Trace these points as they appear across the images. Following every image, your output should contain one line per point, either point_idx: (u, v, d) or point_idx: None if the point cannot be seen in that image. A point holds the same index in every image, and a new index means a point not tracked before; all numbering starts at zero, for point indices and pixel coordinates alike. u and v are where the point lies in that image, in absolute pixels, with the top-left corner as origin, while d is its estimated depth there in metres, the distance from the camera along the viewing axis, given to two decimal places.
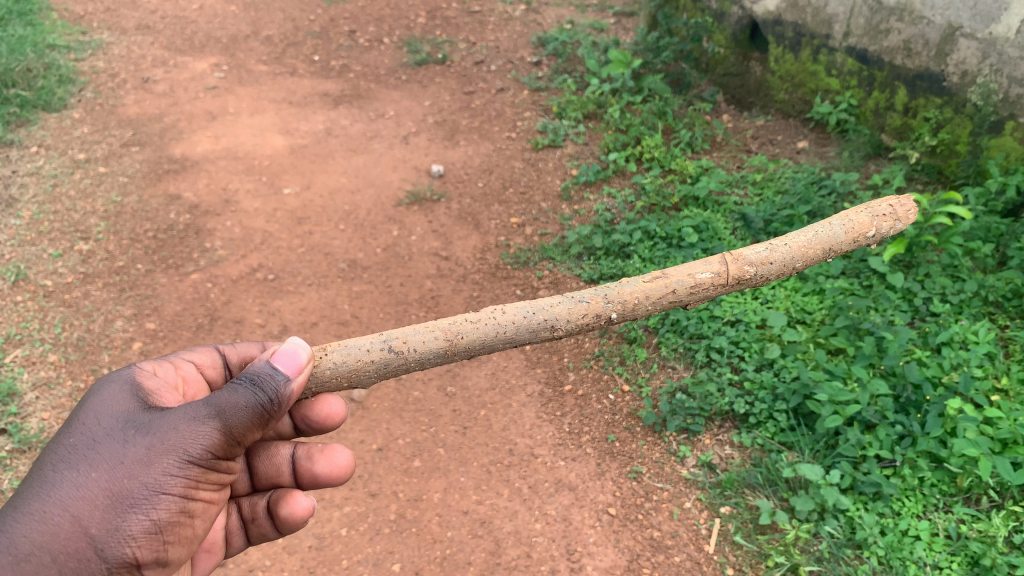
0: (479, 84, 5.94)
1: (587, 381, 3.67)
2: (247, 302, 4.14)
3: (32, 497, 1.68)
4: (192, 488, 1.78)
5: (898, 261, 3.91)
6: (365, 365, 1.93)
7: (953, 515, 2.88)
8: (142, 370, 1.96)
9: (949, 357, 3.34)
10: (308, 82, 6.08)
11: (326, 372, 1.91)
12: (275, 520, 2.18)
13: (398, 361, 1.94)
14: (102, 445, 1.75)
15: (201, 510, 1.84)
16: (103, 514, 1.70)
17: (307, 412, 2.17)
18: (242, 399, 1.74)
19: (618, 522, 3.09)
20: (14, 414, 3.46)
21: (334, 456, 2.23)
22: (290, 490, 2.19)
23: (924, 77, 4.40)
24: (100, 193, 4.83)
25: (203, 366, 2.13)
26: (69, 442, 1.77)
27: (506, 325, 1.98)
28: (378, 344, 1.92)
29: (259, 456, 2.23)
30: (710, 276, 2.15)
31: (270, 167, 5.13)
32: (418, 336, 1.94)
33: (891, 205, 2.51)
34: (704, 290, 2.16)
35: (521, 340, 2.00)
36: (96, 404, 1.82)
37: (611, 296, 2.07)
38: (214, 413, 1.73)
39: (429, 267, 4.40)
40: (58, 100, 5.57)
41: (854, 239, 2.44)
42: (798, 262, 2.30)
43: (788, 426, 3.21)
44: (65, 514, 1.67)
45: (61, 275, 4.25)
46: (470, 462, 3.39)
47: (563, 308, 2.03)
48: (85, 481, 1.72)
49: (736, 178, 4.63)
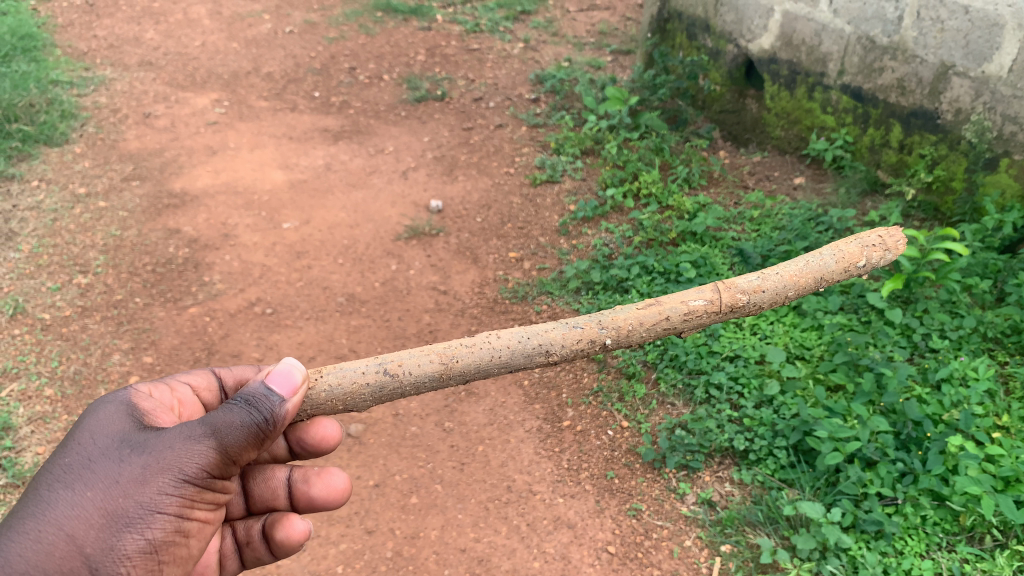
0: (477, 120, 5.99)
1: (586, 417, 3.65)
2: (245, 336, 4.13)
3: (26, 516, 1.65)
4: (187, 507, 1.76)
5: (896, 297, 3.90)
6: (360, 389, 1.92)
7: (956, 555, 2.84)
8: (138, 392, 1.95)
9: (949, 394, 3.33)
10: (308, 118, 6.13)
11: (321, 394, 1.90)
12: (270, 544, 2.14)
13: (393, 384, 1.94)
14: (97, 465, 1.73)
15: (195, 530, 1.82)
16: (98, 533, 1.66)
17: (302, 434, 2.17)
18: (237, 419, 1.74)
19: (617, 561, 3.05)
20: (8, 448, 3.44)
21: (331, 479, 2.21)
22: (286, 513, 2.16)
23: (919, 114, 4.45)
24: (99, 227, 4.84)
25: (199, 388, 2.12)
26: (63, 461, 1.74)
27: (501, 349, 1.99)
28: (373, 367, 1.93)
29: (255, 479, 2.20)
30: (703, 303, 2.20)
31: (270, 202, 5.15)
32: (412, 359, 1.96)
33: (880, 236, 2.56)
34: (698, 317, 2.20)
35: (517, 364, 2.02)
36: (91, 424, 1.81)
37: (605, 322, 2.10)
38: (209, 432, 1.73)
39: (427, 301, 4.41)
40: (60, 135, 5.61)
41: (845, 269, 2.49)
42: (790, 291, 2.36)
43: (788, 463, 3.19)
44: (59, 533, 1.64)
45: (59, 308, 4.24)
46: (468, 499, 3.36)
47: (557, 333, 2.04)
48: (80, 500, 1.68)
49: (734, 214, 4.65)
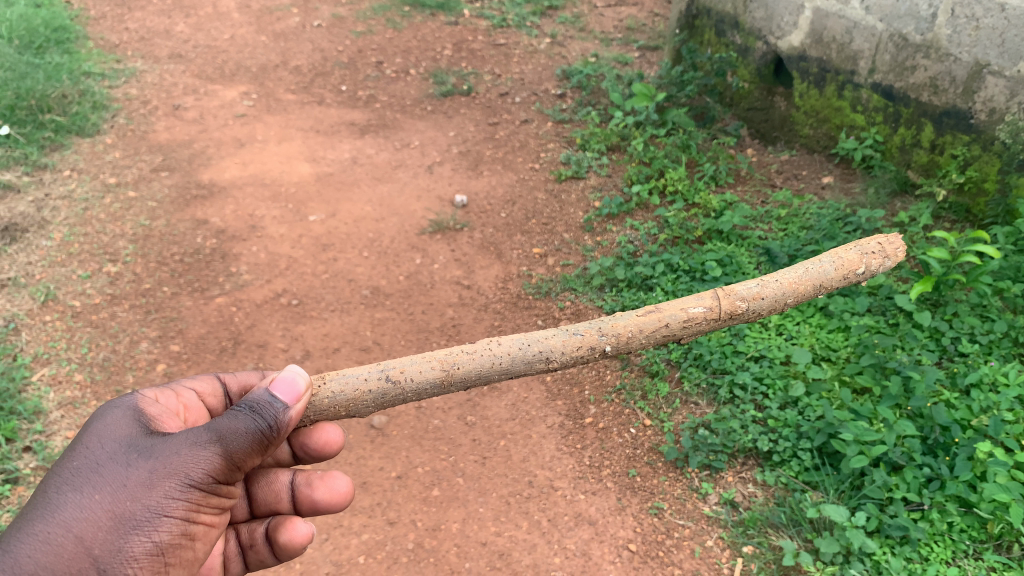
0: (503, 115, 5.99)
1: (608, 414, 3.64)
2: (271, 327, 4.16)
3: (36, 518, 1.67)
4: (193, 511, 1.78)
5: (925, 299, 3.86)
6: (363, 395, 1.95)
7: (983, 563, 2.81)
8: (144, 398, 1.96)
9: (977, 400, 3.28)
10: (335, 111, 6.16)
11: (324, 401, 1.93)
12: (274, 546, 2.16)
13: (396, 391, 1.97)
14: (105, 469, 1.75)
15: (201, 533, 1.84)
16: (106, 536, 1.69)
17: (306, 439, 2.20)
18: (242, 425, 1.76)
19: (638, 559, 3.05)
20: (39, 432, 3.49)
21: (334, 482, 2.23)
22: (289, 516, 2.19)
23: (951, 114, 4.39)
24: (129, 217, 4.90)
25: (204, 394, 2.15)
26: (72, 465, 1.77)
27: (501, 356, 2.01)
28: (376, 373, 1.96)
29: (258, 483, 2.22)
30: (702, 311, 2.21)
31: (296, 195, 5.19)
32: (414, 366, 1.98)
33: (879, 243, 2.57)
34: (696, 324, 2.21)
35: (517, 370, 2.03)
36: (99, 428, 1.83)
37: (605, 329, 2.10)
38: (215, 438, 1.74)
39: (451, 295, 4.41)
40: (92, 125, 5.68)
41: (844, 276, 2.49)
42: (788, 298, 2.38)
43: (812, 465, 3.16)
44: (67, 534, 1.66)
45: (88, 296, 4.30)
46: (489, 493, 3.36)
47: (557, 340, 2.05)
48: (88, 503, 1.71)
49: (761, 213, 4.61)
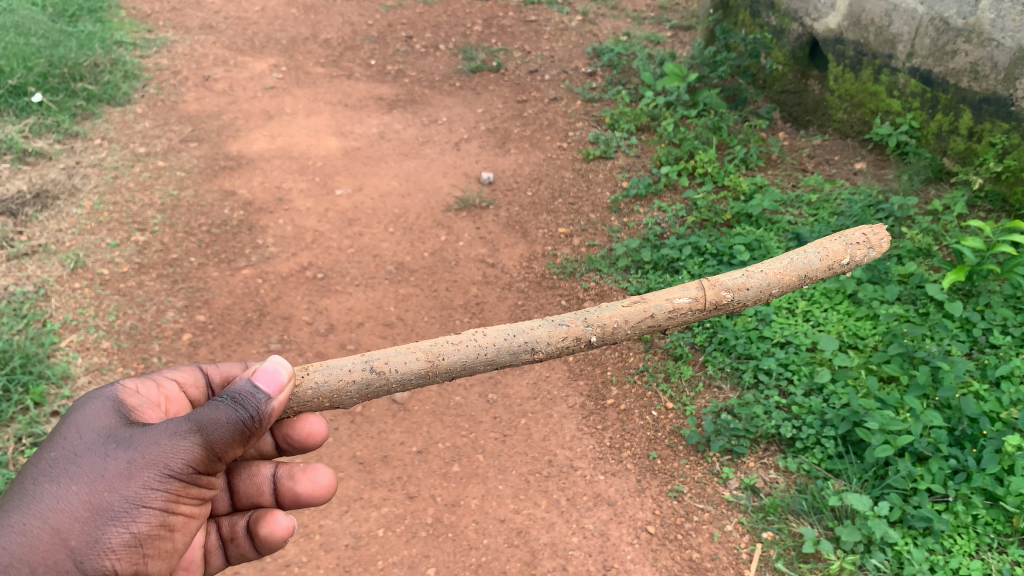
0: (532, 93, 5.95)
1: (630, 396, 3.63)
2: (296, 299, 4.18)
3: (13, 509, 1.69)
4: (173, 501, 1.78)
5: (957, 289, 3.79)
6: (346, 386, 1.92)
7: (1007, 556, 2.77)
8: (126, 388, 1.97)
9: (1008, 392, 3.23)
10: (363, 86, 6.15)
11: (307, 392, 1.89)
12: (254, 540, 2.16)
13: (380, 382, 1.94)
14: (83, 459, 1.76)
15: (180, 524, 1.83)
16: (83, 527, 1.69)
17: (289, 431, 2.18)
18: (223, 416, 1.74)
19: (656, 541, 3.04)
20: (67, 397, 3.54)
21: (315, 476, 2.21)
22: (270, 509, 2.18)
23: (991, 101, 4.28)
24: (158, 186, 4.93)
25: (186, 384, 2.14)
26: (50, 455, 1.78)
27: (487, 347, 1.98)
28: (360, 364, 1.92)
29: (240, 476, 2.22)
30: (687, 301, 2.16)
31: (324, 168, 5.19)
32: (398, 356, 1.95)
33: (865, 233, 2.48)
34: (682, 314, 2.17)
35: (503, 362, 2.00)
36: (78, 420, 1.84)
37: (591, 319, 2.08)
38: (194, 429, 1.74)
39: (475, 273, 4.41)
40: (123, 94, 5.71)
41: (828, 267, 2.41)
42: (773, 288, 2.31)
43: (836, 453, 3.14)
44: (43, 526, 1.67)
45: (117, 264, 4.34)
46: (509, 471, 3.37)
47: (542, 330, 2.02)
48: (65, 494, 1.72)
49: (791, 197, 4.54)
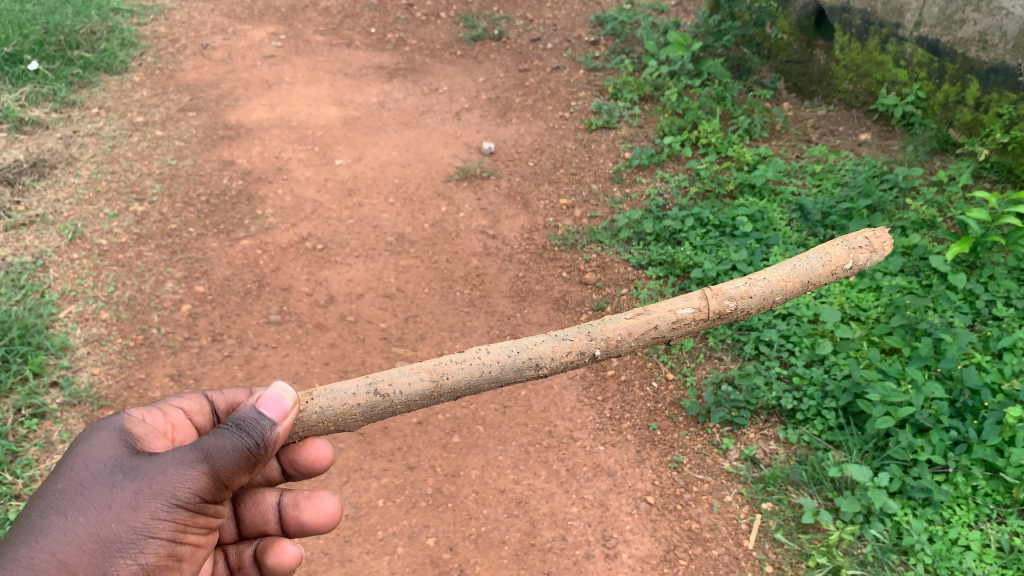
0: (534, 62, 5.88)
1: (630, 367, 3.63)
2: (296, 270, 4.16)
3: (19, 543, 1.63)
4: (180, 531, 1.74)
5: (961, 261, 3.76)
6: (351, 410, 1.89)
7: (1006, 527, 2.77)
8: (131, 417, 1.92)
9: (1010, 363, 3.21)
10: (363, 54, 6.08)
11: (312, 417, 1.87)
12: (262, 570, 2.11)
13: (385, 404, 1.91)
14: (90, 490, 1.71)
15: (188, 553, 1.80)
16: (91, 560, 1.64)
17: (293, 457, 2.11)
18: (229, 443, 1.71)
19: (655, 511, 3.03)
20: (66, 367, 3.53)
21: (320, 503, 2.14)
22: (278, 539, 2.13)
23: (999, 70, 4.22)
24: (156, 156, 4.89)
25: (192, 413, 2.08)
26: (56, 487, 1.72)
27: (490, 364, 1.94)
28: (363, 388, 1.89)
29: (245, 504, 2.16)
30: (690, 311, 2.13)
31: (323, 138, 5.15)
32: (402, 377, 1.91)
33: (867, 238, 2.46)
34: (685, 325, 2.13)
35: (508, 379, 1.97)
36: (83, 449, 1.79)
37: (594, 333, 2.04)
38: (202, 457, 1.70)
39: (476, 245, 4.37)
40: (120, 63, 5.65)
41: (831, 273, 2.37)
42: (777, 296, 2.27)
43: (836, 425, 3.14)
44: (51, 560, 1.61)
45: (115, 234, 4.31)
46: (509, 441, 3.36)
47: (546, 345, 1.99)
48: (72, 526, 1.66)
49: (794, 168, 4.51)
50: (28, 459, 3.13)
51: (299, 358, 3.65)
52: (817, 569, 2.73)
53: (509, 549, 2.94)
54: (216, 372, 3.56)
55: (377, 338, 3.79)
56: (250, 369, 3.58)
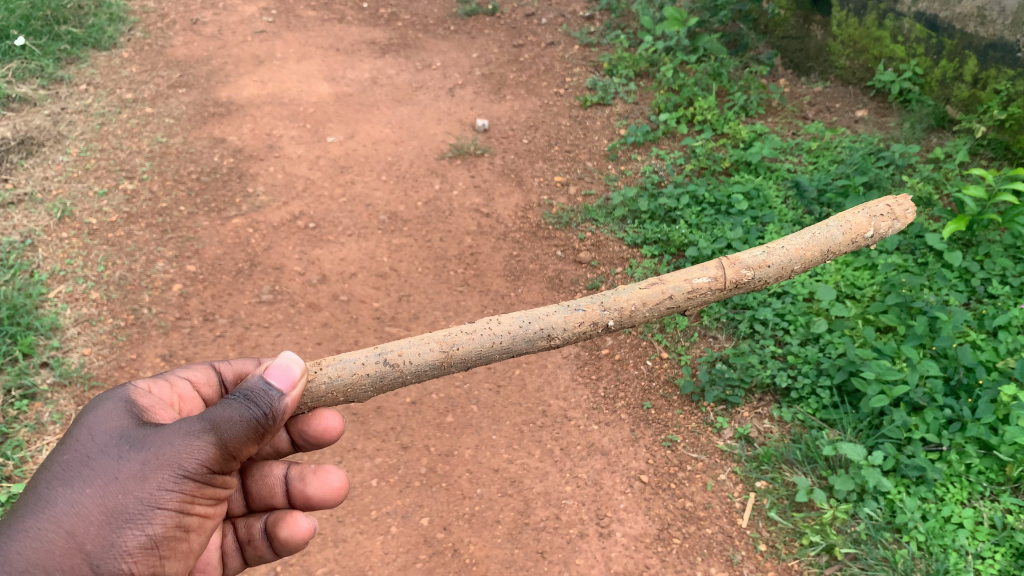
0: (528, 37, 5.81)
1: (624, 346, 3.62)
2: (287, 250, 4.12)
3: (26, 514, 1.62)
4: (188, 502, 1.72)
5: (957, 239, 3.75)
6: (361, 379, 1.88)
7: (999, 505, 2.78)
8: (137, 388, 1.90)
9: (1006, 341, 3.21)
10: (355, 29, 5.99)
11: (321, 386, 1.85)
12: (273, 542, 2.09)
13: (395, 374, 1.90)
14: (97, 462, 1.69)
15: (195, 524, 1.77)
16: (98, 530, 1.62)
17: (303, 427, 2.10)
18: (236, 413, 1.68)
19: (650, 490, 3.02)
20: (56, 348, 3.49)
21: (329, 476, 2.13)
22: (288, 511, 2.11)
23: (998, 46, 4.18)
24: (146, 133, 4.83)
25: (199, 383, 2.06)
26: (63, 459, 1.71)
27: (502, 335, 1.93)
28: (373, 357, 1.88)
29: (252, 477, 2.14)
30: (706, 281, 2.11)
31: (315, 115, 5.09)
32: (412, 348, 1.90)
33: (888, 205, 2.46)
34: (701, 295, 2.12)
35: (519, 349, 1.95)
36: (89, 421, 1.77)
37: (607, 303, 2.03)
38: (209, 428, 1.67)
39: (470, 223, 4.33)
40: (108, 38, 5.56)
41: (852, 240, 2.39)
42: (795, 265, 2.26)
43: (831, 403, 3.14)
44: (58, 530, 1.60)
45: (105, 213, 4.26)
46: (503, 421, 3.35)
47: (559, 316, 1.97)
48: (79, 497, 1.65)
49: (791, 145, 4.47)
50: (18, 439, 3.11)
51: (292, 338, 3.62)
52: (811, 548, 2.73)
53: (503, 528, 2.92)
54: (208, 352, 3.53)
55: (370, 318, 3.76)
56: (242, 348, 3.56)
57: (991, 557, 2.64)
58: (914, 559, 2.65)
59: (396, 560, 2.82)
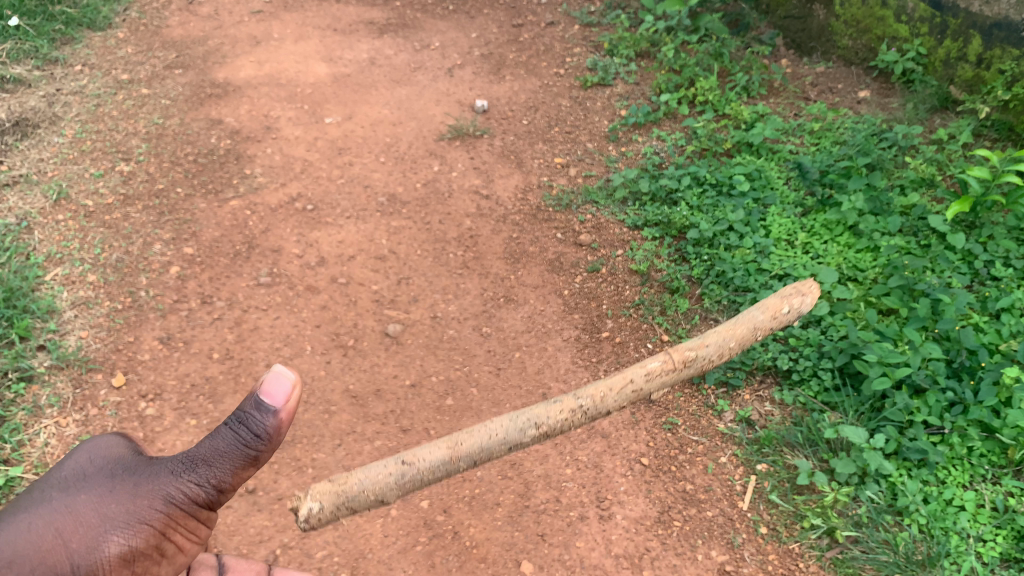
0: (528, 16, 5.74)
1: (625, 329, 3.61)
2: (285, 232, 4.09)
3: (20, 508, 1.66)
4: (171, 527, 1.76)
5: (960, 221, 3.72)
6: (384, 483, 1.89)
7: (1001, 488, 2.77)
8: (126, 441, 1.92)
9: (1008, 324, 3.19)
10: (353, 9, 5.93)
11: (352, 498, 1.86)
12: None
13: (415, 476, 1.91)
14: (93, 478, 1.73)
15: (171, 552, 1.79)
16: (85, 531, 1.66)
17: None
18: (227, 441, 1.73)
19: (650, 473, 3.00)
20: (53, 331, 3.47)
21: None
22: None
23: (1002, 26, 4.13)
24: (142, 115, 4.78)
25: None
26: (56, 474, 1.74)
27: (497, 429, 1.98)
28: (391, 463, 1.91)
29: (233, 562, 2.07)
30: (659, 364, 2.21)
31: (312, 96, 5.04)
32: (425, 450, 1.94)
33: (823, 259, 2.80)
34: (658, 377, 2.21)
35: (514, 441, 1.99)
36: (87, 447, 1.80)
37: (580, 391, 2.10)
38: (201, 458, 1.75)
39: (469, 205, 4.30)
40: (103, 19, 5.49)
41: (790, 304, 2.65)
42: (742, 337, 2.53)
43: (832, 385, 3.13)
44: (48, 528, 1.64)
45: (102, 195, 4.22)
46: (504, 404, 3.32)
47: (542, 408, 2.04)
48: (69, 501, 1.69)
49: (793, 126, 4.43)
50: (16, 423, 3.09)
51: (291, 321, 3.60)
52: (812, 531, 2.73)
53: (503, 511, 2.88)
54: (206, 334, 3.51)
55: (369, 300, 3.73)
56: (240, 331, 3.53)
57: (991, 540, 2.65)
58: (915, 541, 2.65)
59: (397, 543, 2.76)
